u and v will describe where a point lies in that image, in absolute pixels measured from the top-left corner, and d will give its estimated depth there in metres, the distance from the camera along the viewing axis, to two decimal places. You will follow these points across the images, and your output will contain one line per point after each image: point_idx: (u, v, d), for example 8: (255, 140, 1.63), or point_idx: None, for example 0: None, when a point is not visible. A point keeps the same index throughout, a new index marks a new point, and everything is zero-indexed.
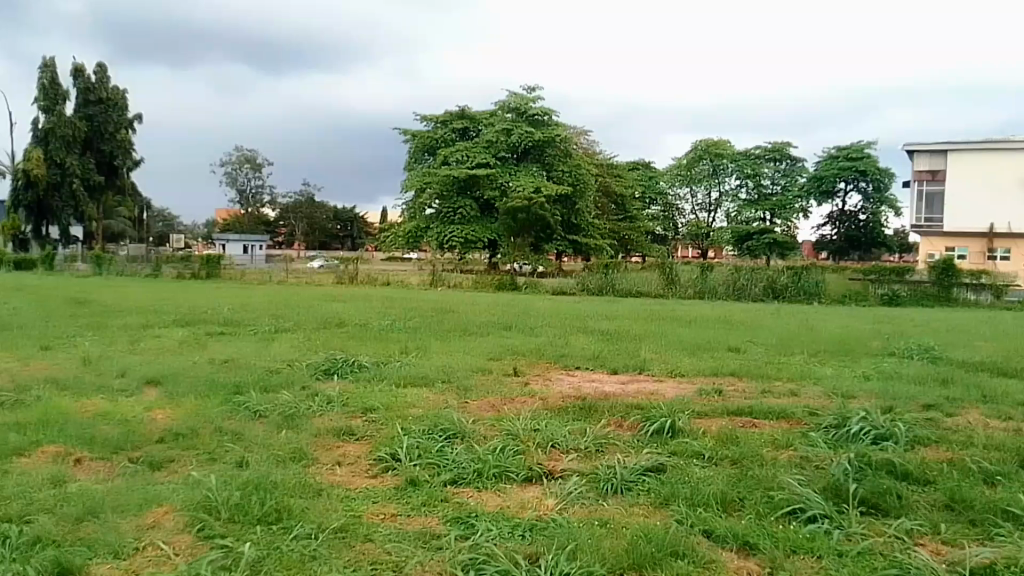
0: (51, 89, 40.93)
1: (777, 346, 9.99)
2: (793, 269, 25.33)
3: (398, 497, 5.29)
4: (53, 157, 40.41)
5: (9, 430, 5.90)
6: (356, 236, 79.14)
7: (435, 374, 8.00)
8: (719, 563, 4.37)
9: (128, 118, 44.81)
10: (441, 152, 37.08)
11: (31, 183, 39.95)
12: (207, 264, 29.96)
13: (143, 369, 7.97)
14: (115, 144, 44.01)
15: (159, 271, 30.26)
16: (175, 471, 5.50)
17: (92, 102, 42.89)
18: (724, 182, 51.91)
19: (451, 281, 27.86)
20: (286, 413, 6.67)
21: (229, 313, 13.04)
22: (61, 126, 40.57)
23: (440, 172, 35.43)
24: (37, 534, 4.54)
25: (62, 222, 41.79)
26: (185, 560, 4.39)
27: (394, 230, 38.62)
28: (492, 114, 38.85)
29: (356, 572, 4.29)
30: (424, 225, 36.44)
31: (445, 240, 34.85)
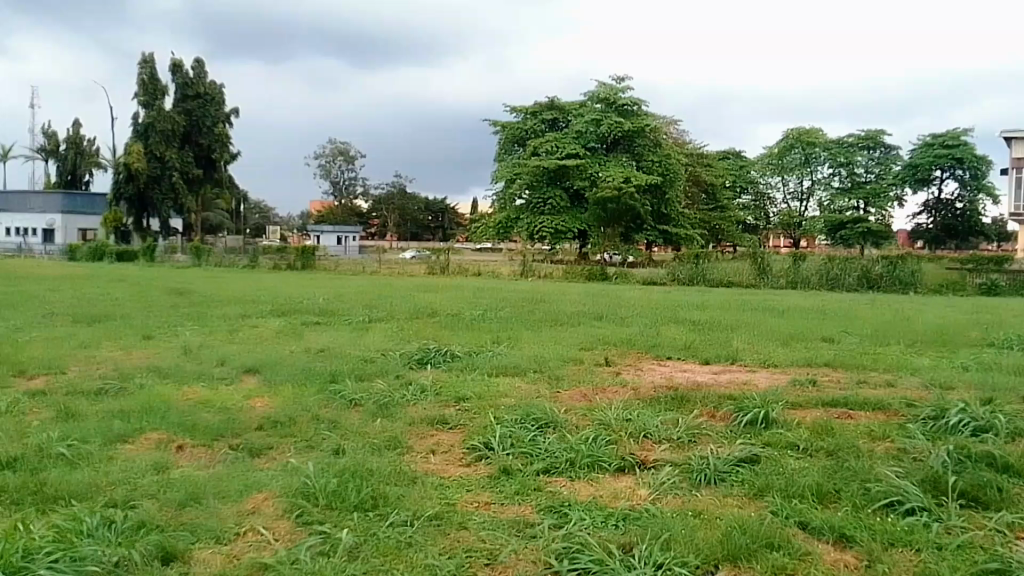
0: (150, 84, 41.43)
1: (872, 337, 9.83)
2: (888, 258, 24.89)
3: (492, 486, 5.31)
4: (153, 150, 40.91)
5: (115, 417, 6.07)
6: (448, 227, 78.71)
7: (527, 364, 8.03)
8: (816, 556, 4.31)
9: (224, 112, 44.14)
10: (530, 143, 37.25)
11: (133, 176, 40.90)
12: (302, 256, 30.54)
13: (241, 358, 8.13)
14: (214, 137, 43.44)
15: (256, 261, 30.92)
16: (272, 458, 5.59)
17: (190, 97, 42.80)
18: (816, 171, 51.02)
19: (542, 271, 27.85)
20: (381, 402, 6.73)
21: (325, 303, 13.24)
22: (161, 121, 40.94)
23: (530, 164, 35.67)
24: (142, 519, 4.66)
25: (162, 214, 42.59)
26: (285, 546, 4.49)
27: (485, 221, 39.24)
28: (581, 105, 39.03)
29: (453, 559, 4.35)
30: (515, 215, 36.78)
31: (536, 231, 35.12)
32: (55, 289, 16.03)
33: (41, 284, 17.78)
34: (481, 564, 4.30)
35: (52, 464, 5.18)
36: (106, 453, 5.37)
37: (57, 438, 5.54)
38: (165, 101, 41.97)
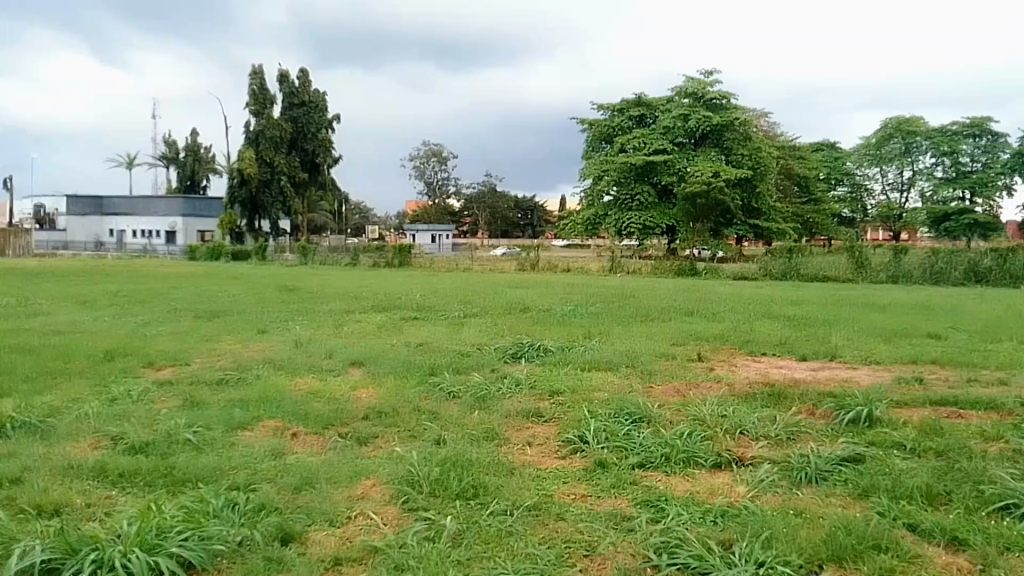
0: (260, 94, 43.53)
1: (984, 334, 9.35)
2: (998, 250, 23.42)
3: (588, 479, 5.39)
4: (263, 156, 42.75)
5: (236, 405, 6.51)
6: (537, 224, 79.67)
7: (619, 359, 8.07)
8: (927, 559, 4.17)
9: (327, 118, 46.19)
10: (618, 140, 37.17)
11: (245, 181, 42.68)
12: (400, 253, 31.68)
13: (346, 351, 8.52)
14: (317, 143, 45.57)
15: (357, 260, 32.14)
16: (377, 446, 5.85)
17: (296, 105, 44.73)
18: (918, 160, 49.08)
19: (630, 267, 27.89)
20: (478, 394, 6.93)
21: (421, 299, 13.66)
22: (270, 128, 42.78)
23: (618, 159, 35.53)
24: (262, 501, 5.00)
25: (272, 216, 44.47)
26: (393, 530, 4.71)
27: (573, 217, 39.55)
28: (668, 100, 38.65)
29: (552, 549, 4.45)
30: (602, 212, 36.94)
31: (623, 226, 35.07)
32: (176, 287, 17.27)
33: (168, 281, 19.13)
34: (580, 555, 4.39)
35: (182, 448, 5.60)
36: (228, 439, 5.76)
37: (184, 424, 5.99)
38: (273, 110, 43.86)
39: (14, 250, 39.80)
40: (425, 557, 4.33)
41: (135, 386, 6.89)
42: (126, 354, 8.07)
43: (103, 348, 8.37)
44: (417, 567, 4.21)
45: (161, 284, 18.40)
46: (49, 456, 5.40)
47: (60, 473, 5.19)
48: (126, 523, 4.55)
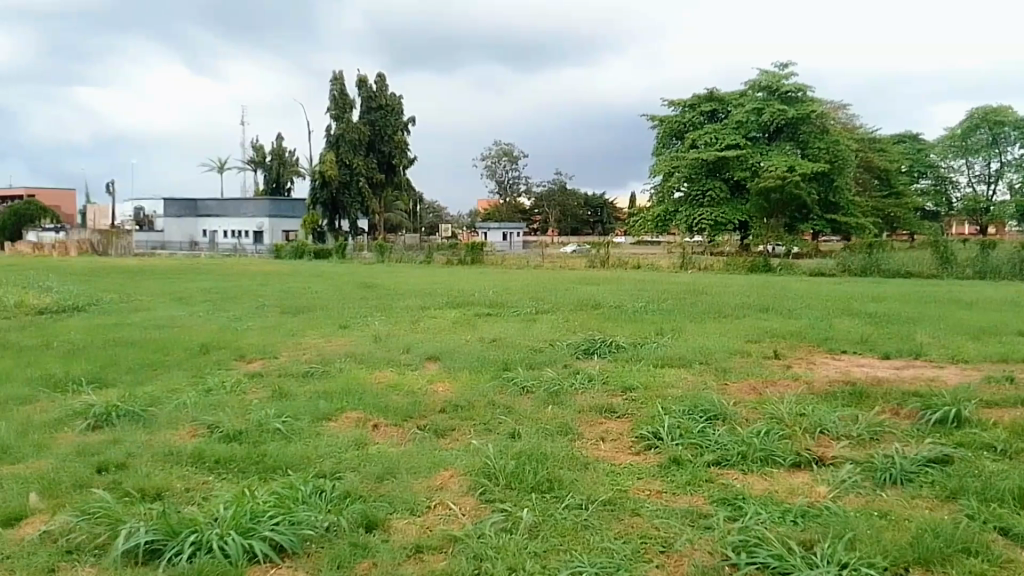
0: (341, 100, 44.65)
1: None
2: None
3: (663, 475, 5.41)
4: (343, 158, 44.18)
5: (321, 396, 6.82)
6: (607, 221, 79.83)
7: (693, 355, 8.03)
8: (1021, 564, 4.02)
9: (403, 121, 46.83)
10: (688, 136, 36.73)
11: (326, 183, 44.09)
12: (472, 251, 32.06)
13: (423, 346, 8.78)
14: (393, 145, 46.42)
15: (432, 258, 32.74)
16: (455, 439, 6.03)
17: (374, 109, 45.62)
18: (1006, 151, 46.83)
19: (701, 263, 27.62)
20: (551, 389, 7.03)
21: (493, 296, 13.87)
22: (349, 131, 44.18)
23: (690, 155, 35.30)
24: (347, 489, 5.22)
25: (352, 217, 45.75)
26: (472, 521, 4.85)
27: (642, 214, 39.24)
28: (741, 94, 37.77)
29: (628, 544, 4.49)
30: (672, 208, 36.49)
31: (694, 223, 34.52)
32: (261, 284, 18.12)
33: (254, 279, 20.04)
34: (657, 551, 4.41)
35: (271, 437, 5.91)
36: (314, 429, 6.04)
37: (273, 415, 6.30)
38: (353, 114, 45.03)
39: (117, 250, 42.48)
40: (503, 547, 4.45)
41: (227, 377, 7.30)
42: (219, 347, 8.55)
43: (198, 341, 8.89)
44: (495, 557, 4.34)
45: (249, 281, 19.29)
46: (152, 443, 5.80)
47: (163, 458, 5.56)
48: (222, 507, 4.85)
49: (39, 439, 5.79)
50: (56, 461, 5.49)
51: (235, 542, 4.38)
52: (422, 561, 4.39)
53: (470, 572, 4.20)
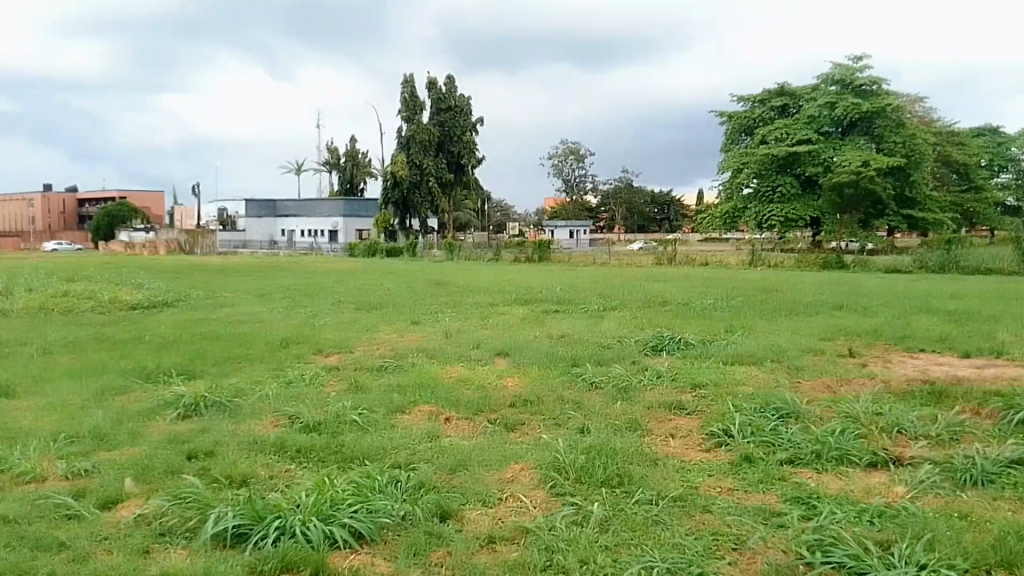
0: (412, 100, 44.75)
1: None
2: None
3: (735, 473, 5.40)
4: (414, 159, 44.34)
5: (395, 389, 7.05)
6: (674, 219, 78.56)
7: (764, 353, 7.97)
8: None
9: (472, 121, 46.33)
10: (758, 132, 36.56)
11: (398, 182, 44.72)
12: (539, 248, 32.36)
13: (492, 342, 8.95)
14: (463, 145, 45.96)
15: (500, 255, 33.00)
16: (524, 433, 6.15)
17: (444, 109, 45.22)
18: None
19: (771, 260, 26.99)
20: (620, 385, 7.09)
21: (560, 293, 13.98)
22: (420, 132, 44.12)
23: (759, 152, 34.83)
24: (421, 480, 5.40)
25: (421, 216, 46.23)
26: (543, 513, 4.96)
27: (710, 212, 38.89)
28: (814, 88, 36.97)
29: (700, 540, 4.51)
30: (741, 205, 36.01)
31: (764, 219, 33.91)
32: (335, 281, 18.68)
33: (327, 277, 20.64)
34: (729, 548, 4.41)
35: (349, 428, 6.14)
36: (388, 421, 6.25)
37: (350, 406, 6.54)
38: (423, 115, 44.91)
39: (201, 249, 44.69)
40: (574, 540, 4.53)
41: (306, 370, 7.61)
42: (299, 341, 8.91)
43: (279, 335, 9.29)
44: (567, 549, 4.42)
45: (323, 279, 19.90)
46: (237, 432, 6.11)
47: (247, 446, 5.85)
48: (302, 494, 5.08)
49: (136, 427, 6.19)
50: (150, 447, 5.83)
51: (316, 528, 4.59)
52: (495, 551, 4.51)
53: (542, 563, 4.30)
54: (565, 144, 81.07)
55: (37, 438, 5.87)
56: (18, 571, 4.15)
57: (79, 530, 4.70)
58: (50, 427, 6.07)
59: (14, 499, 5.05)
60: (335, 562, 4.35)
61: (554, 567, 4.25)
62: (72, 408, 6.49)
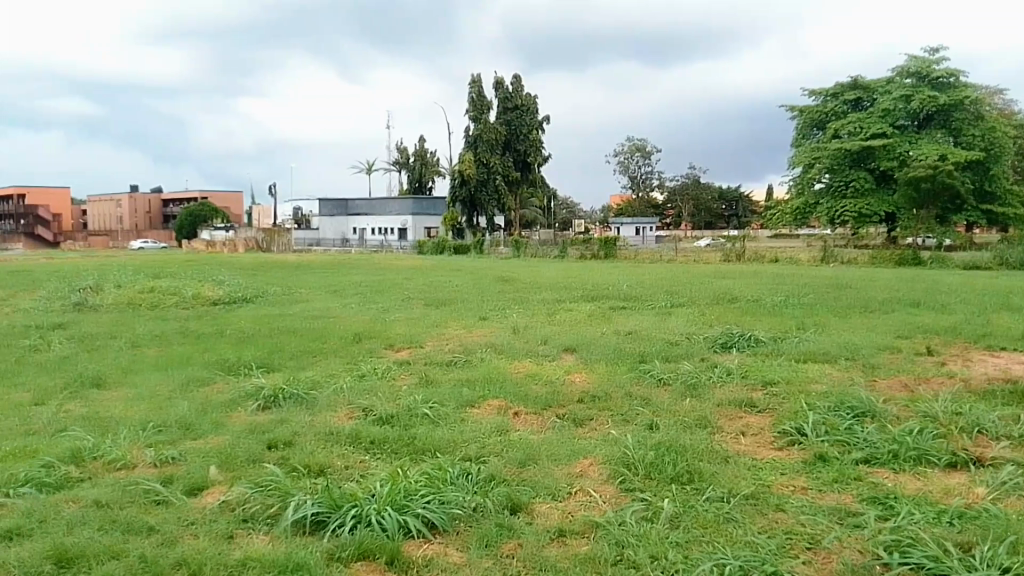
0: (479, 101, 44.72)
1: None
2: None
3: (808, 472, 5.36)
4: (481, 158, 44.42)
5: (465, 384, 7.22)
6: (743, 215, 76.86)
7: (838, 351, 7.86)
8: None
9: (539, 120, 46.09)
10: (831, 126, 35.59)
11: (465, 181, 44.68)
12: (605, 246, 32.57)
13: (559, 338, 9.04)
14: (530, 143, 45.70)
15: (565, 253, 33.25)
16: (593, 428, 6.22)
17: (510, 109, 45.03)
18: None
19: (844, 257, 26.54)
20: (689, 382, 7.11)
21: (627, 290, 14.04)
22: (487, 132, 44.12)
23: (832, 146, 34.30)
24: (492, 473, 5.50)
25: (488, 213, 46.00)
26: (613, 508, 5.01)
27: (780, 207, 38.64)
28: (888, 81, 35.91)
29: (773, 539, 4.48)
30: (813, 201, 35.74)
31: (836, 215, 33.48)
32: (404, 278, 19.14)
33: (394, 274, 21.04)
34: (803, 547, 4.37)
35: (420, 421, 6.31)
36: (459, 415, 6.39)
37: (421, 400, 6.72)
38: (490, 115, 44.79)
39: (278, 246, 45.98)
40: (645, 536, 4.56)
41: (379, 364, 7.84)
42: (370, 336, 9.18)
43: (352, 330, 9.60)
44: (638, 545, 4.45)
45: (391, 275, 20.38)
46: (313, 423, 6.34)
47: (323, 437, 6.06)
48: (376, 484, 5.24)
49: (218, 417, 6.48)
50: (232, 437, 6.10)
51: (390, 517, 4.73)
52: (566, 544, 4.57)
53: (613, 558, 4.34)
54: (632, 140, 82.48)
55: (128, 427, 6.21)
56: (113, 552, 4.38)
57: (168, 515, 4.94)
58: (140, 417, 6.42)
59: (108, 484, 5.35)
60: (409, 551, 4.47)
61: (626, 562, 4.29)
62: (160, 399, 6.85)
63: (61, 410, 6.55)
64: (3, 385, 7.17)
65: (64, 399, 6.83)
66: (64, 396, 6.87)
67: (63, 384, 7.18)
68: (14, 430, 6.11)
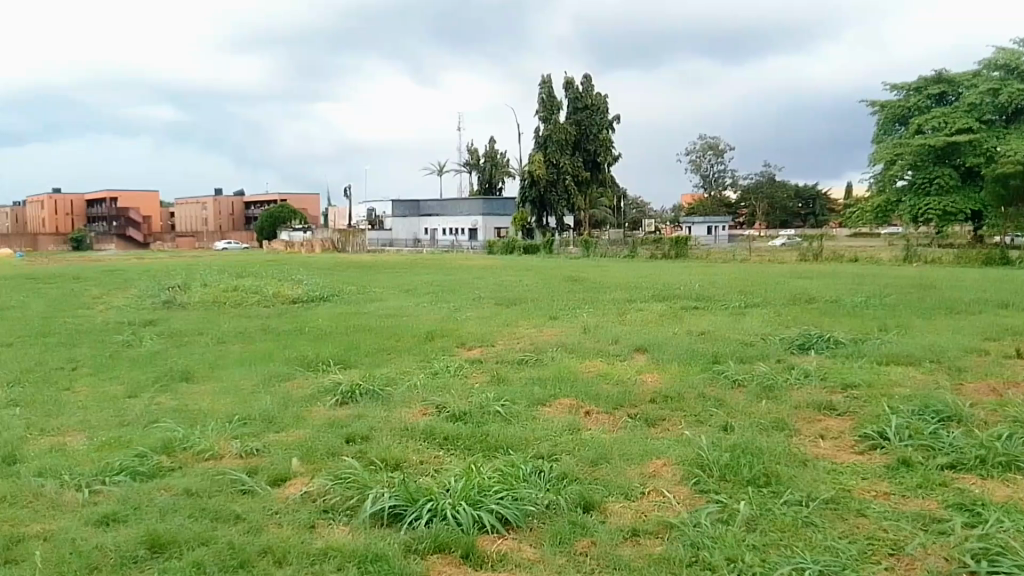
0: (549, 101, 44.66)
1: None
2: None
3: (890, 477, 5.24)
4: (551, 158, 44.42)
5: (537, 382, 7.37)
6: (821, 214, 72.97)
7: (921, 353, 7.65)
8: None
9: (609, 119, 45.76)
10: (913, 122, 34.17)
11: (535, 181, 44.75)
12: (677, 245, 32.54)
13: (630, 337, 9.08)
14: (599, 143, 45.52)
15: (636, 252, 33.29)
16: (666, 429, 6.25)
17: (580, 109, 44.90)
18: None
19: (927, 257, 25.69)
20: (764, 383, 7.07)
21: (699, 289, 13.97)
22: (557, 132, 44.09)
23: (915, 142, 32.63)
24: (565, 471, 5.54)
25: (558, 213, 45.96)
26: (687, 509, 4.99)
27: (860, 205, 37.50)
28: (976, 74, 34.57)
29: (854, 544, 4.37)
30: (895, 198, 34.32)
31: (919, 213, 32.37)
32: (475, 277, 19.38)
33: (468, 273, 21.51)
34: (887, 553, 4.26)
35: (493, 419, 6.44)
36: (531, 413, 6.51)
37: (493, 398, 6.88)
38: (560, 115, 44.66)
39: (354, 246, 46.77)
40: (721, 538, 4.51)
41: (451, 362, 8.04)
42: (442, 335, 9.40)
43: (425, 328, 9.85)
44: (714, 546, 4.40)
45: (463, 274, 20.74)
46: (389, 418, 6.52)
47: (398, 432, 6.22)
48: (451, 480, 5.33)
49: (299, 411, 6.73)
50: (312, 430, 6.32)
51: (465, 512, 4.81)
52: (640, 544, 4.56)
53: (689, 559, 4.31)
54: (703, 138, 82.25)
55: (215, 419, 6.51)
56: (202, 539, 4.56)
57: (252, 504, 5.14)
58: (226, 410, 6.72)
59: (197, 473, 5.60)
60: (483, 546, 4.53)
61: (701, 564, 4.25)
62: (244, 393, 7.16)
63: (153, 402, 6.92)
64: (100, 378, 7.63)
65: (156, 392, 7.21)
66: (155, 390, 7.25)
67: (154, 378, 7.59)
68: (112, 421, 6.47)
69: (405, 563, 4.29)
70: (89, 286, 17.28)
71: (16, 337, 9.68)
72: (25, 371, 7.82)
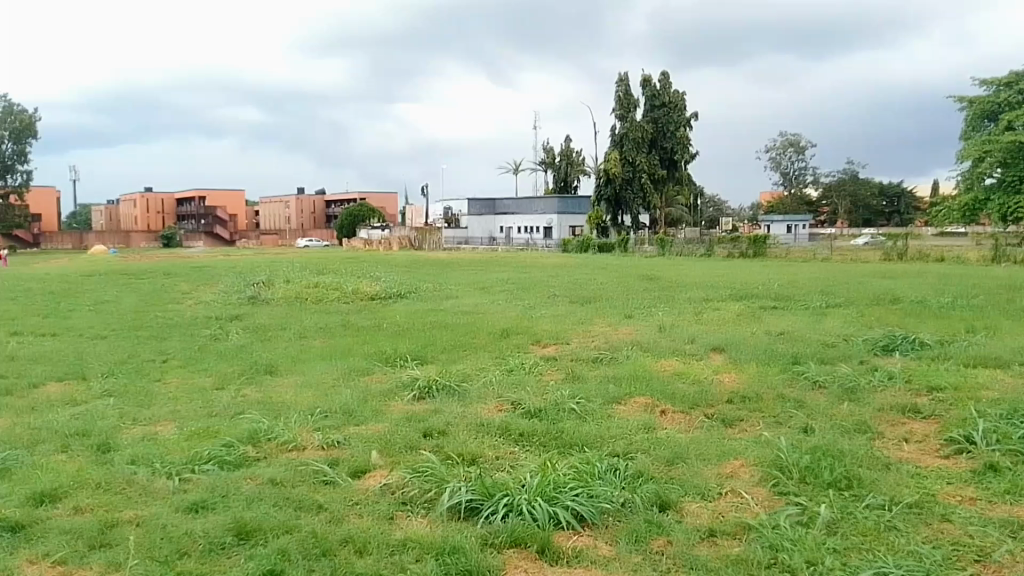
0: (625, 100, 44.52)
1: None
2: None
3: (976, 482, 5.12)
4: (626, 156, 44.22)
5: (612, 380, 7.43)
6: (905, 212, 72.10)
7: (1011, 356, 7.42)
8: None
9: (686, 117, 45.44)
10: (1003, 117, 32.62)
11: (610, 180, 44.49)
12: (754, 244, 32.02)
13: (706, 337, 9.06)
14: (677, 141, 45.26)
15: (712, 251, 33.00)
16: (744, 429, 6.24)
17: (658, 107, 44.81)
18: None
19: (1019, 257, 24.56)
20: (846, 385, 6.98)
21: (779, 289, 13.75)
22: (634, 130, 43.98)
23: (1004, 138, 31.40)
24: (641, 469, 5.53)
25: (633, 212, 45.33)
26: (766, 510, 4.94)
27: (947, 203, 36.31)
28: None
29: (938, 549, 4.27)
30: (984, 196, 33.25)
31: (1009, 211, 31.54)
32: (556, 275, 19.39)
33: (547, 271, 21.52)
34: (972, 559, 4.16)
35: (568, 417, 6.50)
36: (606, 411, 6.57)
37: (569, 396, 6.96)
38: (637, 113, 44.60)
39: (429, 245, 47.75)
40: (800, 541, 4.43)
41: (526, 360, 8.18)
42: (518, 332, 9.50)
43: (500, 326, 9.96)
44: (793, 549, 4.33)
45: (540, 272, 20.77)
46: (465, 414, 6.65)
47: (474, 427, 6.33)
48: (526, 476, 5.38)
49: (378, 405, 6.90)
50: (391, 424, 6.48)
51: (541, 508, 4.84)
52: (717, 544, 4.53)
53: (767, 560, 4.25)
54: (782, 135, 81.29)
55: (297, 413, 6.70)
56: (286, 528, 4.68)
57: (334, 494, 5.27)
58: (309, 403, 6.94)
59: (281, 463, 5.78)
60: (559, 541, 4.55)
61: (779, 566, 4.19)
62: (326, 387, 7.39)
63: (239, 394, 7.18)
64: (187, 370, 7.95)
65: (241, 384, 7.47)
66: (241, 381, 7.54)
67: (239, 371, 7.88)
68: (199, 412, 6.73)
69: (483, 556, 4.32)
70: (178, 282, 17.96)
71: (109, 329, 10.18)
72: (121, 362, 8.22)
